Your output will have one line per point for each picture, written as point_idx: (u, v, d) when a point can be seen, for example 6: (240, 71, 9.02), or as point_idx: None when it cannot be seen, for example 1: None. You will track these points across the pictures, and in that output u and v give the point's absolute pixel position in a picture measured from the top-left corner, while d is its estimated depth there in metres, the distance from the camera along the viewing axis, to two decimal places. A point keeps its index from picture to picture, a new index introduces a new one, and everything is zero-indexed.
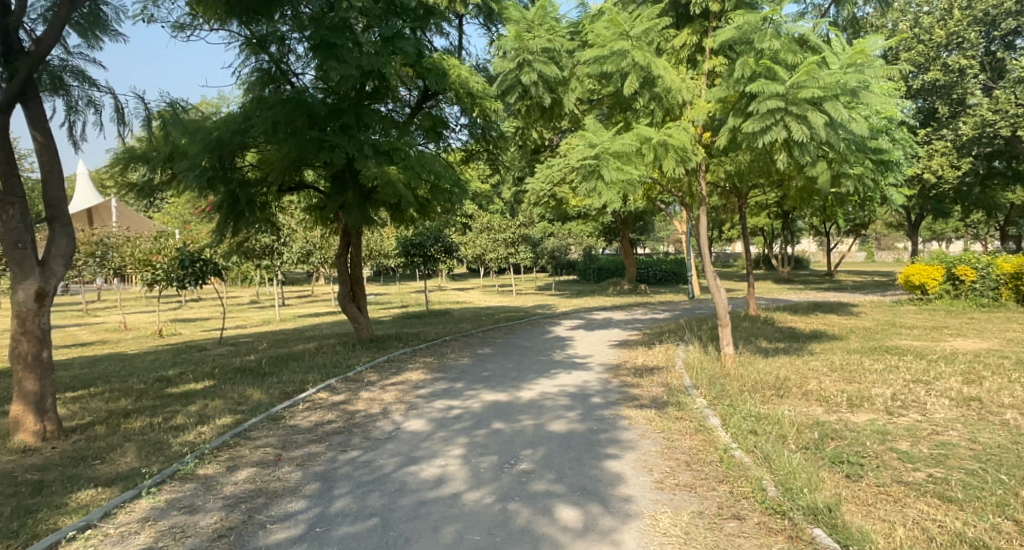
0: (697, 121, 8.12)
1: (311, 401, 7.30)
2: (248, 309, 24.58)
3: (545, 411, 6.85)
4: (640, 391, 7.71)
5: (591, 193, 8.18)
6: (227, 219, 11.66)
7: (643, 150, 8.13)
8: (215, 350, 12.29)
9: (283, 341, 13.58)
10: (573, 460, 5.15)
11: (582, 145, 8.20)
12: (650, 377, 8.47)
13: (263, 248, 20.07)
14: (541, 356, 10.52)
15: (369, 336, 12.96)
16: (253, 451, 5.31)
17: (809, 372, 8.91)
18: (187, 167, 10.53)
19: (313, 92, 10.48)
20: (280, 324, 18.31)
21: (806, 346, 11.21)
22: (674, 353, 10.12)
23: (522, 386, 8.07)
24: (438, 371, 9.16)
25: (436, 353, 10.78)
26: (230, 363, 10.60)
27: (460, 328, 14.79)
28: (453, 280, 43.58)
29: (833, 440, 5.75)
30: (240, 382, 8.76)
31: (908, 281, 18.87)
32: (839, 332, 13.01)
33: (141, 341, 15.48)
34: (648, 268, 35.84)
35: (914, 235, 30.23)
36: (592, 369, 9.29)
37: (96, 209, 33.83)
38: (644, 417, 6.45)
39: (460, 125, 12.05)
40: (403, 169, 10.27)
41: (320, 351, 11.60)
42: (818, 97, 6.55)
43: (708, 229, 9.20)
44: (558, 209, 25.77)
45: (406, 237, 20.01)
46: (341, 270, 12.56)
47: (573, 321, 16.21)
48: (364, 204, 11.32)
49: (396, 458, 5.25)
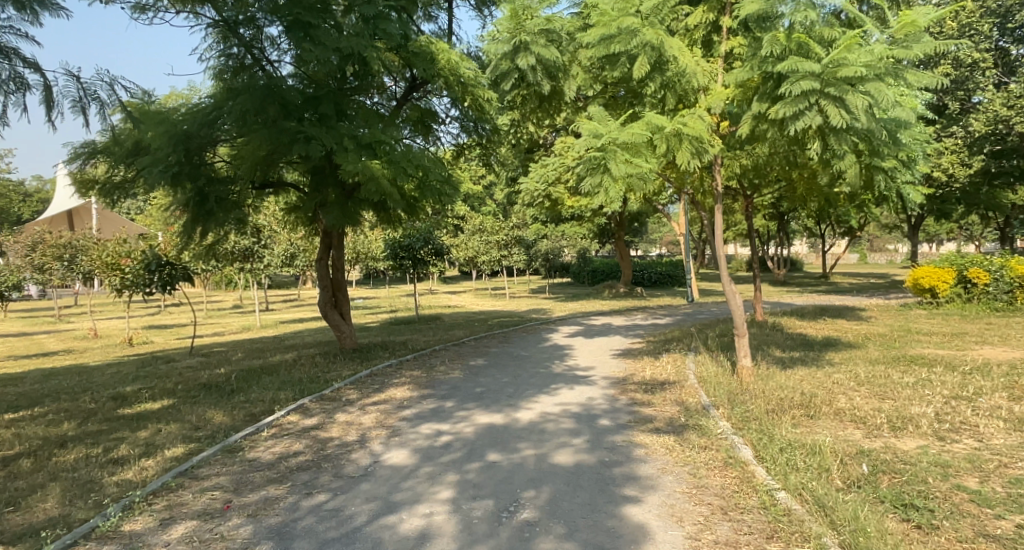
0: (713, 108, 7.30)
1: (278, 427, 6.40)
2: (230, 314, 23.60)
3: (548, 437, 5.95)
4: (653, 411, 6.84)
5: (596, 191, 7.37)
6: (195, 219, 10.73)
7: (655, 141, 7.29)
8: (184, 362, 11.33)
9: (259, 351, 12.62)
10: (584, 506, 4.26)
11: (585, 136, 7.38)
12: (662, 394, 7.58)
13: (242, 250, 19.15)
14: (539, 368, 9.65)
15: (351, 346, 12.06)
16: (197, 498, 4.41)
17: (835, 386, 8.06)
18: (151, 162, 9.60)
19: (289, 79, 9.58)
20: (260, 331, 17.37)
21: (824, 356, 10.39)
22: (684, 364, 9.24)
23: (519, 406, 7.18)
24: (426, 387, 8.26)
25: (424, 365, 9.88)
26: (197, 377, 9.64)
27: (450, 335, 13.87)
28: (443, 283, 42.76)
29: (887, 475, 4.91)
30: (202, 400, 7.85)
31: (916, 284, 18.10)
32: (855, 339, 12.23)
33: (109, 350, 14.48)
34: (643, 271, 35.10)
35: (915, 237, 29.58)
36: (596, 384, 8.41)
37: (76, 211, 33.09)
38: (662, 445, 5.58)
39: (450, 117, 11.17)
40: (386, 164, 9.38)
41: (298, 363, 10.65)
42: (858, 77, 5.74)
43: (723, 231, 8.31)
44: (552, 211, 24.94)
45: (394, 238, 19.11)
46: (320, 274, 11.68)
47: (570, 327, 15.35)
48: (347, 203, 10.43)
49: (371, 504, 4.36)
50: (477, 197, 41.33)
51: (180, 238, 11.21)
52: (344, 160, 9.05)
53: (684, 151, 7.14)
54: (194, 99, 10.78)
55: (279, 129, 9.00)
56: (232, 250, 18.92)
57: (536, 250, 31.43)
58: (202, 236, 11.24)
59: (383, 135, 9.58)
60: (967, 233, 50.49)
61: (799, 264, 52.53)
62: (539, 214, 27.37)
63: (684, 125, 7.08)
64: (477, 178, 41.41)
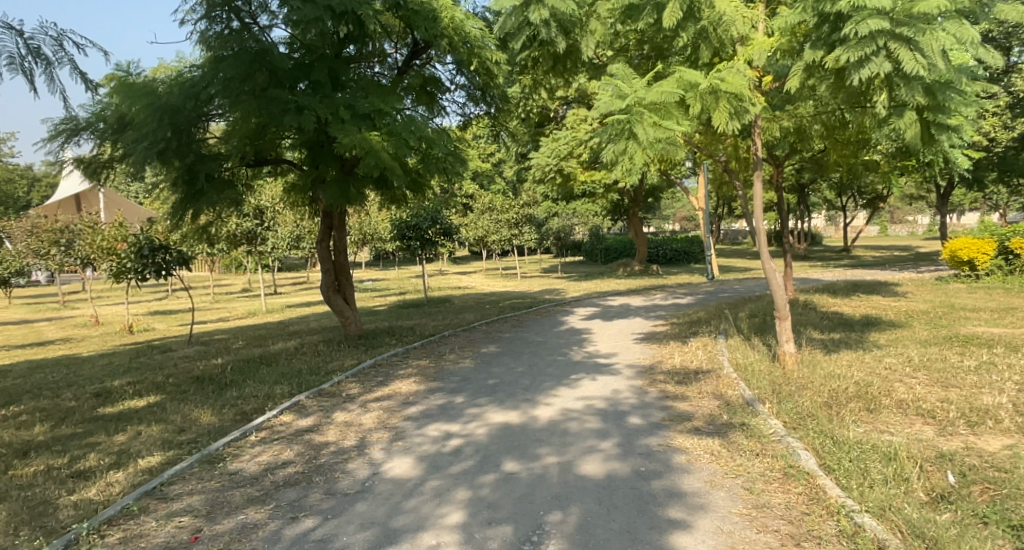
0: (753, 60, 6.41)
1: (268, 429, 5.70)
2: (236, 299, 23.07)
3: (571, 441, 5.21)
4: (687, 407, 6.07)
5: (620, 158, 6.52)
6: (185, 199, 9.99)
7: (687, 101, 6.41)
8: (181, 352, 10.65)
9: (261, 339, 11.95)
10: (623, 536, 3.52)
11: (607, 97, 6.55)
12: (697, 385, 6.79)
13: (244, 233, 18.56)
14: (557, 356, 8.87)
15: (358, 332, 11.40)
16: (159, 527, 3.73)
17: (889, 373, 7.25)
18: (134, 139, 8.87)
19: (279, 45, 8.76)
20: (265, 316, 16.75)
21: (867, 337, 9.54)
22: (716, 351, 8.44)
23: (537, 403, 6.44)
24: (434, 380, 7.54)
25: (433, 354, 9.14)
26: (191, 369, 8.97)
27: (461, 319, 13.14)
28: (454, 264, 42.11)
29: (979, 486, 4.11)
30: (190, 396, 7.20)
31: (953, 257, 17.03)
32: (897, 317, 11.34)
33: (107, 338, 13.87)
34: (657, 248, 34.18)
35: (944, 206, 28.18)
36: (621, 374, 7.64)
37: (82, 195, 32.92)
38: (705, 450, 4.82)
39: (456, 84, 10.31)
40: (386, 135, 8.57)
41: (300, 353, 9.97)
42: (935, 14, 4.85)
43: (763, 204, 7.45)
44: (564, 189, 24.01)
45: (401, 218, 18.33)
46: (322, 257, 10.96)
47: (587, 309, 14.56)
48: (346, 180, 9.67)
49: (366, 532, 3.64)
50: (486, 174, 40.53)
51: (169, 220, 10.49)
52: (340, 132, 8.23)
53: (722, 111, 6.27)
54: (180, 69, 9.99)
55: (269, 99, 8.21)
56: (234, 233, 18.32)
57: (547, 229, 30.57)
58: (193, 218, 10.52)
59: (383, 105, 8.77)
60: (992, 200, 48.86)
61: (817, 238, 51.18)
62: (550, 191, 26.52)
63: (721, 81, 6.20)
64: (486, 156, 40.60)
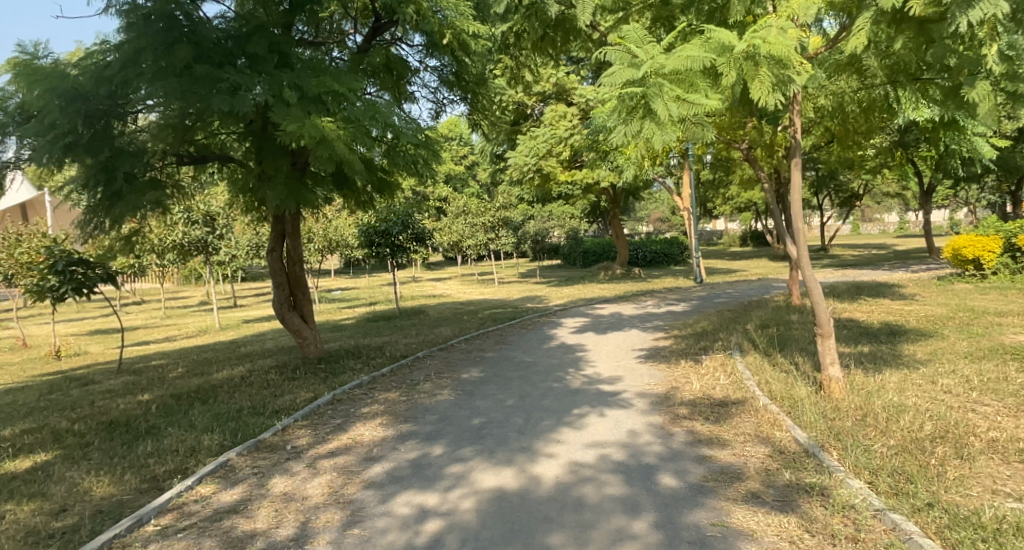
0: (796, 17, 5.17)
1: (180, 511, 4.21)
2: (190, 314, 21.20)
3: (591, 520, 3.83)
4: (730, 457, 4.73)
5: (634, 142, 5.25)
6: (102, 204, 8.31)
7: (719, 69, 5.09)
8: (104, 385, 8.97)
9: (205, 365, 10.32)
10: None
11: (616, 67, 5.22)
12: (733, 423, 5.46)
13: (193, 243, 16.68)
14: (551, 383, 7.46)
15: (318, 355, 9.92)
16: None
17: (955, 398, 6.00)
18: (35, 130, 7.28)
19: (214, 18, 7.34)
20: (218, 335, 15.06)
21: (902, 350, 8.36)
22: (739, 374, 7.14)
23: (536, 455, 5.04)
24: (405, 421, 6.09)
25: (403, 383, 7.66)
26: (107, 410, 7.35)
27: (437, 335, 11.67)
28: (426, 270, 40.58)
29: None
30: (92, 453, 5.63)
31: (956, 255, 16.11)
32: (922, 325, 10.21)
33: (28, 366, 12.05)
34: (636, 250, 33.10)
35: (928, 204, 27.52)
36: (633, 406, 6.33)
37: (31, 204, 30.83)
38: (781, 536, 3.47)
39: (427, 65, 8.92)
40: (341, 122, 7.02)
41: (245, 384, 8.38)
42: None
43: (802, 200, 6.12)
44: (542, 191, 22.65)
45: (369, 223, 16.81)
46: (274, 270, 9.47)
47: (576, 319, 13.21)
48: (298, 179, 8.13)
49: None
50: (459, 176, 39.31)
51: (83, 229, 8.76)
52: (284, 118, 6.68)
53: (762, 82, 4.97)
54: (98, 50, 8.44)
55: (193, 78, 6.68)
56: (182, 242, 16.56)
57: (523, 233, 29.40)
58: (116, 228, 8.88)
59: (339, 85, 7.26)
60: (961, 197, 49.12)
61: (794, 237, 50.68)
62: (527, 192, 25.26)
63: (762, 39, 4.92)
64: (459, 158, 39.42)
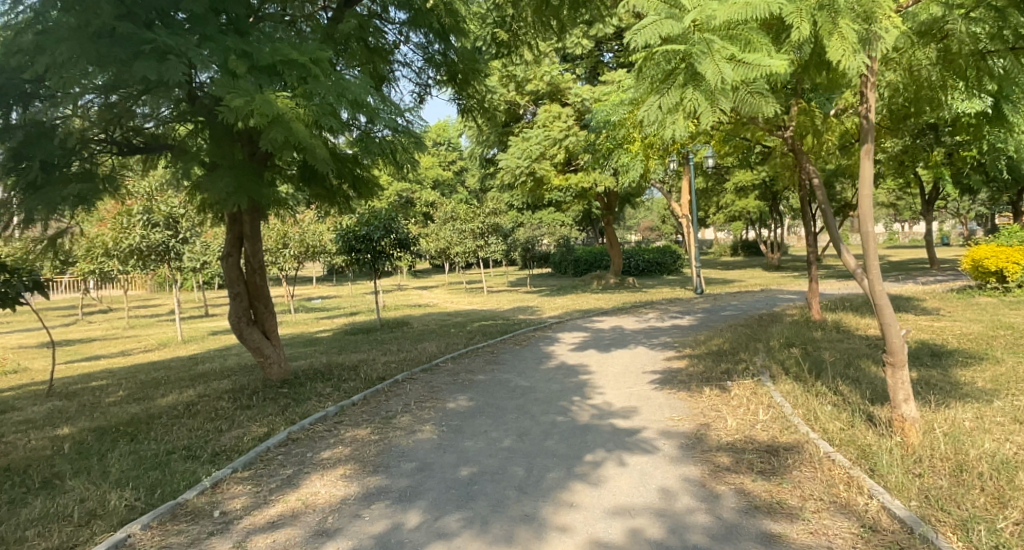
0: None
1: None
2: (154, 324, 19.68)
3: None
4: (810, 538, 3.49)
5: (668, 119, 4.06)
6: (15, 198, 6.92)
7: (787, 20, 3.90)
8: (24, 413, 7.59)
9: (151, 387, 8.90)
10: None
11: (651, 16, 4.02)
12: (795, 481, 4.25)
13: (153, 247, 15.33)
14: (555, 417, 6.20)
15: (281, 377, 8.61)
16: None
17: None
18: None
19: None
20: (175, 348, 13.65)
21: (959, 376, 7.20)
22: (782, 407, 5.91)
23: (543, 529, 3.77)
24: (373, 471, 4.80)
25: (377, 416, 6.37)
26: (11, 450, 6.00)
27: (420, 352, 10.37)
28: (412, 278, 39.14)
29: None
30: None
31: (977, 266, 15.08)
32: (966, 345, 9.05)
33: None
34: (629, 259, 31.98)
35: (931, 213, 26.61)
36: (659, 451, 5.08)
37: None
38: None
39: (408, 40, 7.72)
40: (301, 98, 5.76)
41: (188, 414, 7.00)
42: None
43: (870, 196, 4.97)
44: (533, 196, 21.47)
45: (347, 227, 15.47)
46: (232, 277, 8.22)
47: (574, 334, 11.97)
48: (251, 171, 6.84)
49: None
50: (448, 182, 38.16)
51: None
52: (229, 89, 5.43)
53: (842, 38, 3.83)
54: None
55: (115, 40, 5.41)
56: (140, 247, 15.20)
57: (512, 240, 28.16)
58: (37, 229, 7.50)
59: (300, 54, 6.01)
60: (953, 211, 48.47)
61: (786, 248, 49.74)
62: (518, 197, 24.12)
63: None
64: (447, 163, 38.34)
